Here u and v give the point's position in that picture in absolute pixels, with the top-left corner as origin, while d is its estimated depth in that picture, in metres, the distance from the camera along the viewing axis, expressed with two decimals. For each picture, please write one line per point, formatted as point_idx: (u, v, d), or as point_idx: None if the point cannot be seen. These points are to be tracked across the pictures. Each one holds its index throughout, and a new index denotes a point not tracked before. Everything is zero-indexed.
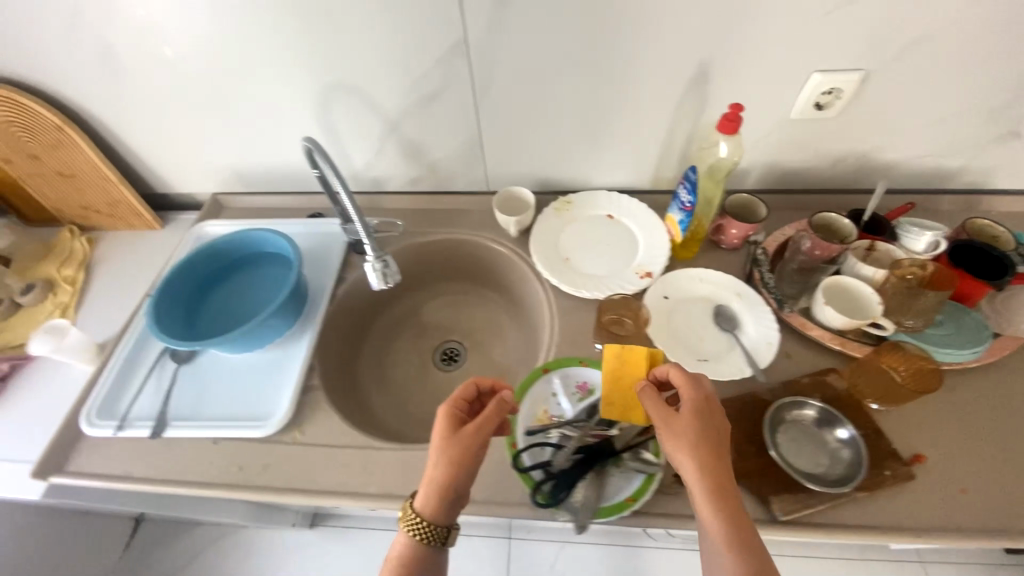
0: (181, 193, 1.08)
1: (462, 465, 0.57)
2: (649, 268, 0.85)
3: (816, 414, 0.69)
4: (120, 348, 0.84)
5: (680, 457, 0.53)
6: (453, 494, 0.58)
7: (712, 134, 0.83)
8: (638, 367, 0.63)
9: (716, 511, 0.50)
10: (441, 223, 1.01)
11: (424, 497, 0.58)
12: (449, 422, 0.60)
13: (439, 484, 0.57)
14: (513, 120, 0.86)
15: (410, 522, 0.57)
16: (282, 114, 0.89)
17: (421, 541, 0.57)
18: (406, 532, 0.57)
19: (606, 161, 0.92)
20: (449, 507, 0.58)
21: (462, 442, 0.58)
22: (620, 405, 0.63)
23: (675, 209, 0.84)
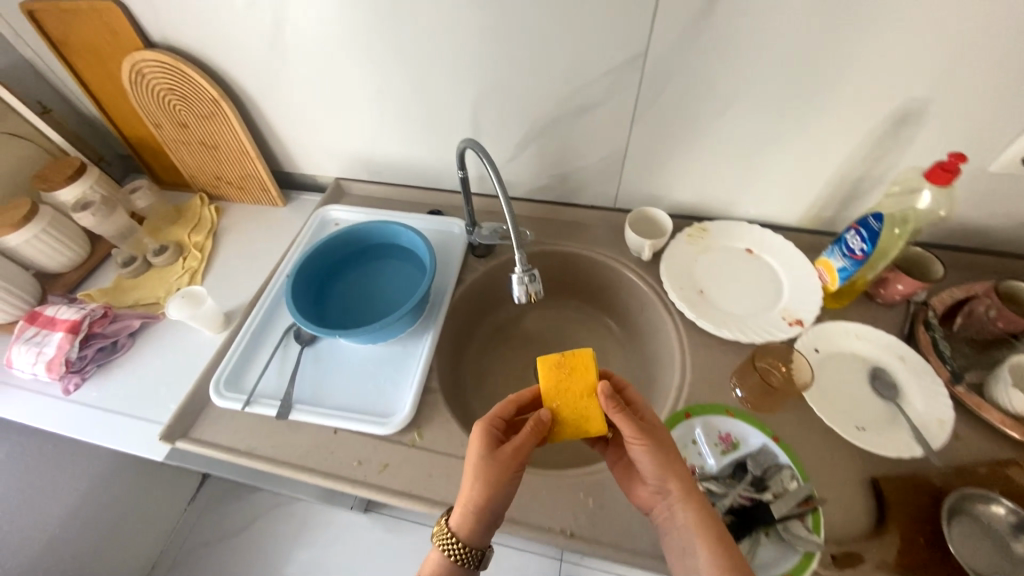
0: (306, 173, 1.10)
1: (499, 487, 0.57)
2: (800, 316, 0.78)
3: (1004, 513, 0.60)
4: (249, 322, 0.86)
5: (650, 460, 0.57)
6: (489, 516, 0.57)
7: (904, 181, 0.75)
8: (584, 373, 0.59)
9: (694, 513, 0.55)
10: (563, 235, 0.97)
11: (459, 517, 0.57)
12: (483, 444, 0.58)
13: (477, 507, 0.57)
14: (668, 141, 0.81)
15: (444, 541, 0.57)
16: (427, 110, 0.88)
17: (456, 560, 0.57)
18: (441, 552, 0.57)
19: (756, 193, 0.86)
20: (485, 529, 0.58)
21: (500, 466, 0.57)
22: (575, 420, 0.58)
23: (837, 255, 0.77)
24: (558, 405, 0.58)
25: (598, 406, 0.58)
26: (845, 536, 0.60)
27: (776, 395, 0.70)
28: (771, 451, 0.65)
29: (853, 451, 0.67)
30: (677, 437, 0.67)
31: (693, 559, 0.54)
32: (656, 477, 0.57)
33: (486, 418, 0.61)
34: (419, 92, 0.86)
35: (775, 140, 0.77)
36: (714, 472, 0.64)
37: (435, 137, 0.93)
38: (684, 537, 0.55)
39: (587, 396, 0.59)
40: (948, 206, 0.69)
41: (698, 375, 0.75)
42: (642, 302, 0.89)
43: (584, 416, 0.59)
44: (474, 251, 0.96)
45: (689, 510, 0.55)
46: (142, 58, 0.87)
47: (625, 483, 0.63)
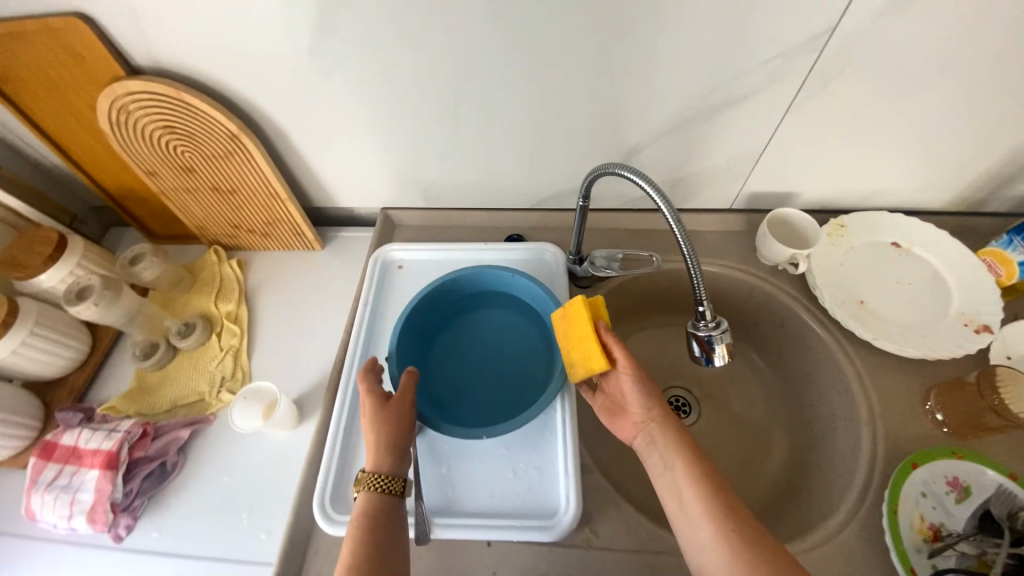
0: (346, 207, 0.90)
1: (392, 421, 0.58)
2: (984, 321, 0.69)
3: None
4: (335, 416, 0.69)
5: (635, 383, 0.58)
6: (401, 447, 0.58)
7: None
8: (578, 317, 0.62)
9: (673, 432, 0.55)
10: (673, 248, 0.84)
11: (373, 456, 0.56)
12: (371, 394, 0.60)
13: (384, 441, 0.57)
14: (817, 133, 0.68)
15: (368, 479, 0.54)
16: (517, 121, 0.71)
17: (376, 498, 0.54)
18: (365, 490, 0.54)
19: (905, 179, 0.75)
20: (400, 462, 0.57)
21: (393, 406, 0.59)
22: (579, 361, 0.61)
23: (1018, 247, 0.69)
24: (568, 351, 0.63)
25: (592, 341, 0.59)
26: None
27: (998, 428, 0.61)
28: (1012, 492, 0.57)
29: None
30: (907, 493, 0.58)
31: (675, 476, 0.53)
32: (642, 401, 0.58)
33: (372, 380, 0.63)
34: (509, 100, 0.68)
35: (951, 121, 0.66)
36: (960, 529, 0.56)
37: (520, 151, 0.76)
38: (665, 456, 0.55)
39: (582, 335, 0.61)
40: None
41: (887, 405, 0.66)
42: (786, 318, 0.77)
43: (587, 357, 0.60)
44: (576, 282, 0.81)
45: (669, 433, 0.55)
46: (127, 89, 0.65)
47: (607, 421, 0.62)
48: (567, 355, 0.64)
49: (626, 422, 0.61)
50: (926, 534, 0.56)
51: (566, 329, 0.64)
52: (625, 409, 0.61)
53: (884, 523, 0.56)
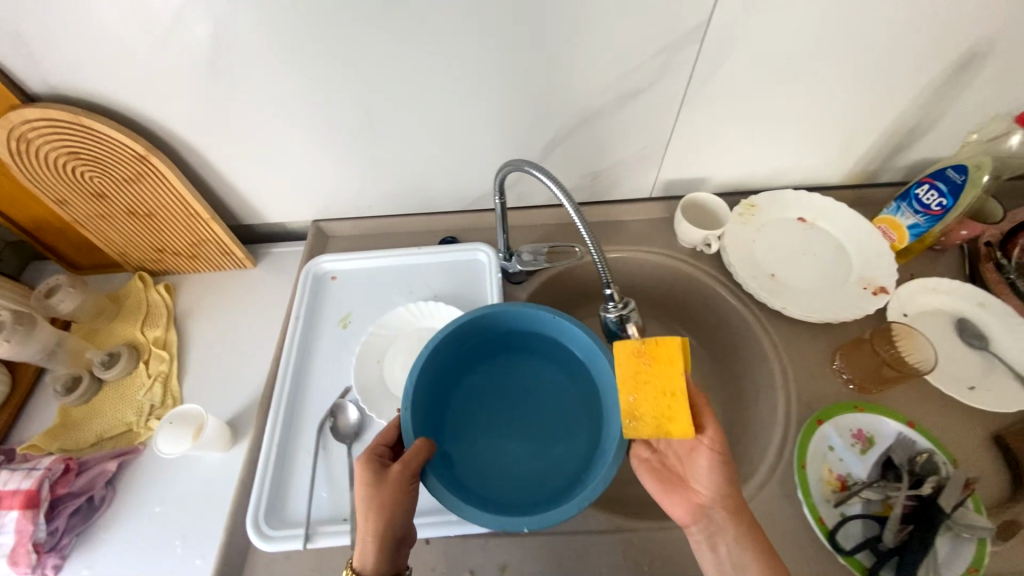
0: (276, 222, 0.90)
1: (391, 511, 0.54)
2: (881, 283, 0.74)
3: None
4: (269, 432, 0.68)
5: (713, 461, 0.57)
6: (392, 537, 0.54)
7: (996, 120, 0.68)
8: (667, 365, 0.57)
9: (744, 526, 0.55)
10: (601, 238, 0.87)
11: (363, 545, 0.54)
12: (367, 473, 0.55)
13: (378, 531, 0.53)
14: (716, 120, 0.72)
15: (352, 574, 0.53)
16: (434, 125, 0.73)
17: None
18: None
19: (804, 157, 0.80)
20: (390, 555, 0.54)
21: (394, 495, 0.54)
22: (653, 416, 0.57)
23: (904, 212, 0.74)
24: (636, 398, 0.58)
25: (683, 402, 0.56)
26: (996, 505, 0.60)
27: (895, 380, 0.65)
28: (908, 439, 0.62)
29: (971, 414, 0.66)
30: (816, 448, 0.62)
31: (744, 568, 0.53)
32: (715, 486, 0.56)
33: (369, 449, 0.58)
34: (426, 109, 0.70)
35: (834, 101, 0.71)
36: (864, 478, 0.60)
37: (442, 156, 0.78)
38: (733, 554, 0.54)
39: (670, 392, 0.57)
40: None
41: (800, 369, 0.70)
42: (709, 297, 0.81)
43: (666, 414, 0.56)
44: (509, 278, 0.82)
45: (743, 530, 0.54)
46: (23, 117, 0.63)
47: (656, 490, 0.60)
48: (630, 402, 0.57)
49: (683, 499, 0.59)
50: (833, 485, 0.60)
51: (642, 372, 0.58)
52: (687, 485, 0.59)
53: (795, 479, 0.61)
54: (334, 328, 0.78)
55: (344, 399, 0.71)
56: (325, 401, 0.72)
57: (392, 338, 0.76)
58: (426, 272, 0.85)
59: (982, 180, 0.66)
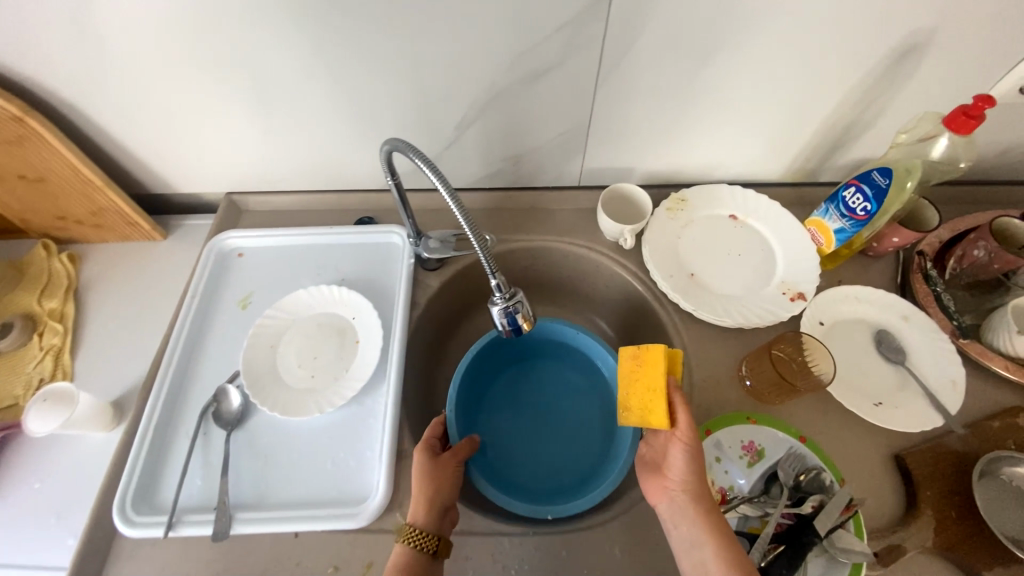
0: (188, 193, 0.86)
1: (442, 481, 0.59)
2: (800, 289, 0.71)
3: None
4: (146, 414, 0.66)
5: (681, 447, 0.56)
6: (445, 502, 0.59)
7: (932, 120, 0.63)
8: (653, 364, 0.59)
9: (705, 508, 0.54)
10: (524, 225, 0.82)
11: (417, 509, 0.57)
12: (427, 445, 0.62)
13: (428, 495, 0.58)
14: (636, 105, 0.67)
15: (409, 534, 0.55)
16: (333, 97, 0.68)
17: (412, 553, 0.54)
18: (406, 544, 0.54)
19: (737, 150, 0.75)
20: (439, 518, 0.57)
21: (447, 467, 0.61)
22: (637, 408, 0.59)
23: (832, 215, 0.69)
24: (627, 394, 0.61)
25: (661, 398, 0.57)
26: (882, 528, 0.57)
27: (796, 392, 0.62)
28: (800, 455, 0.59)
29: (874, 431, 0.63)
30: None
31: (703, 554, 0.52)
32: (684, 471, 0.55)
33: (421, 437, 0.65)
34: (322, 79, 0.65)
35: (762, 90, 0.66)
36: (746, 493, 0.57)
37: (348, 131, 0.73)
38: (692, 533, 0.53)
39: (653, 388, 0.58)
40: (967, 155, 0.60)
41: (705, 374, 0.67)
42: (629, 293, 0.78)
43: (648, 408, 0.58)
44: (423, 264, 0.78)
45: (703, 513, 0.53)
46: None
47: (641, 480, 0.60)
48: (624, 394, 0.61)
49: (656, 482, 0.58)
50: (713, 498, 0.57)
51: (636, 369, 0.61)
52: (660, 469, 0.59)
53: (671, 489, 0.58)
54: (232, 309, 0.76)
55: (229, 383, 0.68)
56: (212, 384, 0.70)
57: (291, 323, 0.73)
58: (337, 253, 0.81)
59: (909, 186, 0.61)
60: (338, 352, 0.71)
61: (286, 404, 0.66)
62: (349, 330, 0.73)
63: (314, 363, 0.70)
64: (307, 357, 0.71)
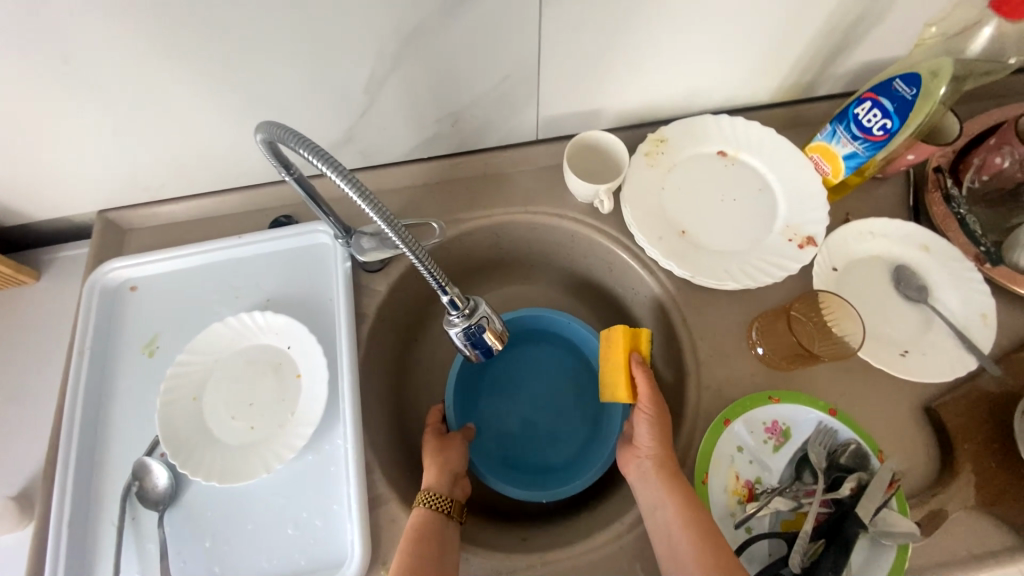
0: (49, 219, 0.67)
1: (453, 452, 0.58)
2: (808, 232, 0.60)
3: None
4: (53, 511, 0.54)
5: (644, 418, 0.51)
6: (458, 472, 0.57)
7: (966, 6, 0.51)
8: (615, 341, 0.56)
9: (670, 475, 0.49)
10: (478, 197, 0.68)
11: (432, 475, 0.55)
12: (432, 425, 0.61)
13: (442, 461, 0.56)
14: (595, 29, 0.52)
15: (426, 496, 0.51)
16: (189, 72, 0.49)
17: (430, 513, 0.50)
18: (423, 504, 0.50)
19: (721, 71, 0.61)
20: (452, 487, 0.55)
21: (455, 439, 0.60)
22: (608, 384, 0.57)
23: (841, 138, 0.58)
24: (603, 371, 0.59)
25: (620, 374, 0.54)
26: (920, 492, 0.52)
27: (815, 359, 0.54)
28: (830, 429, 0.51)
29: (902, 383, 0.56)
30: (721, 454, 0.51)
31: (667, 519, 0.47)
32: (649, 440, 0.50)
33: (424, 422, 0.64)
34: (167, 48, 0.47)
35: None
36: (777, 483, 0.51)
37: (228, 112, 0.55)
38: (656, 499, 0.48)
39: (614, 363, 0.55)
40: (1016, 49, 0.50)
41: (711, 349, 0.57)
42: (612, 261, 0.66)
43: (614, 383, 0.56)
44: (362, 266, 0.64)
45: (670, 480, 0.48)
46: None
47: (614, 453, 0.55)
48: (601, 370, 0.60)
49: (625, 452, 0.53)
50: (740, 494, 0.50)
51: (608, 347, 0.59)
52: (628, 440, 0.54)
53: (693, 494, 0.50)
54: (137, 359, 0.61)
55: (149, 456, 0.56)
56: (131, 456, 0.57)
57: (210, 367, 0.59)
58: (254, 266, 0.65)
59: (939, 92, 0.50)
60: (278, 392, 0.58)
61: (225, 467, 0.54)
62: (287, 363, 0.60)
63: (250, 412, 0.58)
64: (241, 405, 0.58)
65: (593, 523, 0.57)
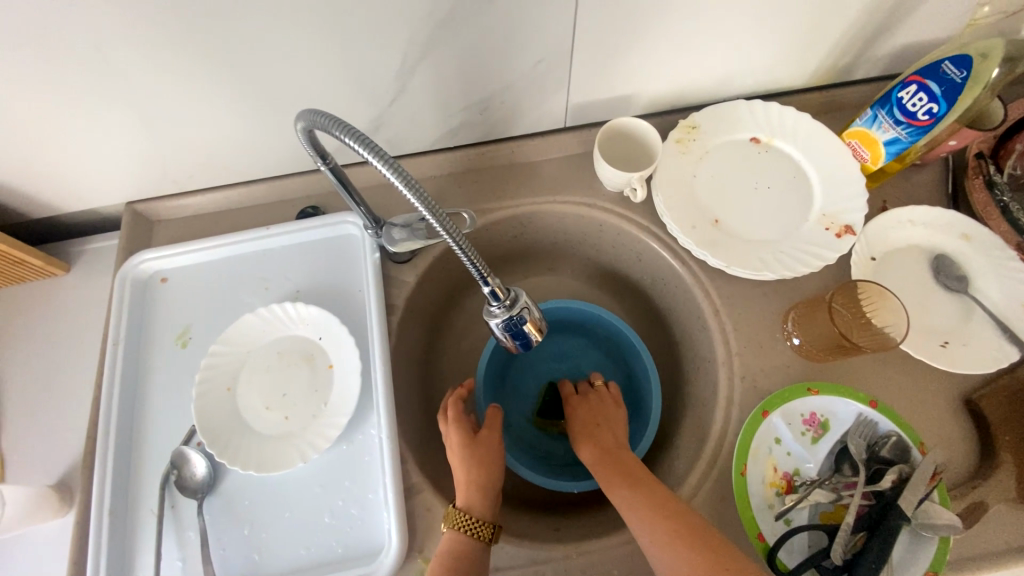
0: (78, 211, 0.67)
1: (485, 463, 0.54)
2: (846, 221, 0.59)
3: None
4: (95, 499, 0.55)
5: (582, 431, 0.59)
6: (492, 485, 0.53)
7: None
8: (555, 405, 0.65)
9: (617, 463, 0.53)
10: (506, 187, 0.67)
11: (466, 495, 0.52)
12: (459, 430, 0.57)
13: (481, 481, 0.53)
14: (631, 12, 0.50)
15: (460, 521, 0.49)
16: (220, 61, 0.49)
17: (468, 540, 0.48)
18: (458, 530, 0.48)
19: (757, 54, 0.59)
20: (489, 504, 0.51)
21: (486, 445, 0.56)
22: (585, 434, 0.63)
23: (882, 123, 0.56)
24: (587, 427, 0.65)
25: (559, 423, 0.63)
26: (959, 484, 0.51)
27: (854, 350, 0.53)
28: (870, 421, 0.51)
29: (940, 373, 0.55)
30: (759, 445, 0.51)
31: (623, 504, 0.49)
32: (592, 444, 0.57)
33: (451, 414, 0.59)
34: (198, 37, 0.46)
35: None
36: (815, 475, 0.50)
37: (257, 101, 0.55)
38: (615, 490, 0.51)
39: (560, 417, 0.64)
40: None
41: (745, 339, 0.57)
42: (642, 252, 0.66)
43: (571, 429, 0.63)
44: (391, 257, 0.63)
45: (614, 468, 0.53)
46: None
47: None
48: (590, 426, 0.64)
49: None
50: (778, 485, 0.50)
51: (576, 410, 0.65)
52: None
53: (731, 486, 0.50)
54: (170, 351, 0.62)
55: (186, 445, 0.56)
56: (167, 446, 0.58)
57: (244, 357, 0.59)
58: (282, 258, 0.65)
59: (991, 73, 0.49)
60: (311, 383, 0.59)
61: (261, 457, 0.55)
62: (319, 355, 0.60)
63: (284, 402, 0.58)
64: (274, 395, 0.58)
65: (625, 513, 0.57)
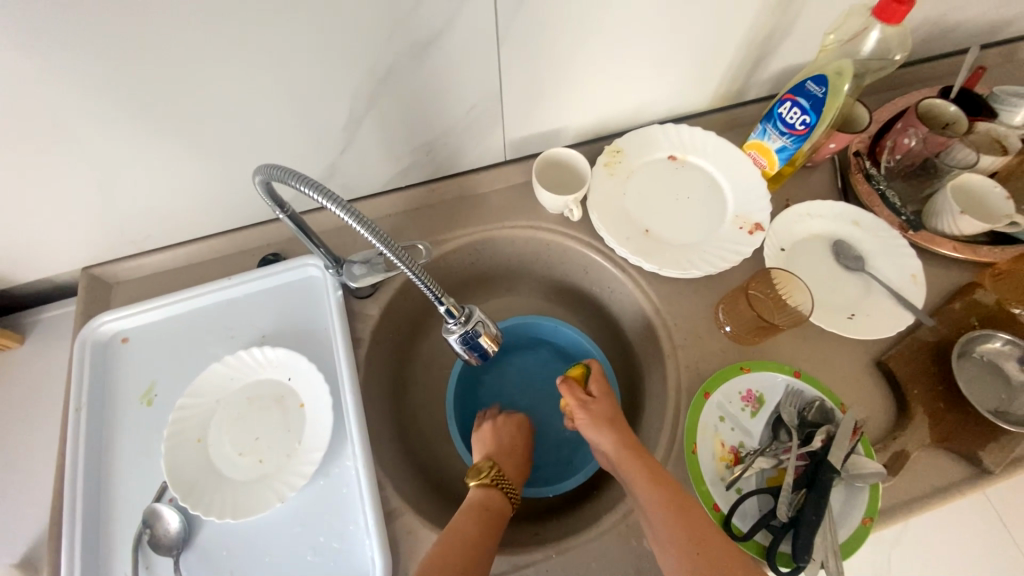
0: (31, 281, 0.68)
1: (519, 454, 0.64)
2: (756, 220, 0.67)
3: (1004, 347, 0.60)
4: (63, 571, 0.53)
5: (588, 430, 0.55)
6: (518, 468, 0.62)
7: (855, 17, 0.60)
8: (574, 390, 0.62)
9: (631, 461, 0.51)
10: (457, 219, 0.72)
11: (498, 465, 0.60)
12: (508, 422, 0.66)
13: (512, 464, 0.62)
14: (546, 60, 0.58)
15: (485, 476, 0.57)
16: (175, 129, 0.53)
17: (488, 494, 0.55)
18: (482, 482, 0.56)
19: (662, 84, 0.68)
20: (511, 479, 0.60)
21: (522, 441, 0.65)
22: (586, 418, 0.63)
23: (771, 135, 0.66)
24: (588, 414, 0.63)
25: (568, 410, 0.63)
26: (883, 436, 0.58)
27: (776, 329, 0.61)
28: (797, 390, 0.57)
29: (854, 342, 0.63)
30: (706, 424, 0.56)
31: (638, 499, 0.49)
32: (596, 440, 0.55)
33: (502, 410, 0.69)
34: (153, 110, 0.50)
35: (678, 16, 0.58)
36: (757, 445, 0.56)
37: (212, 161, 0.59)
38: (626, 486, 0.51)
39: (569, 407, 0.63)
40: (899, 47, 0.60)
41: (685, 332, 0.63)
42: (588, 264, 0.72)
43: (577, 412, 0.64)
44: (353, 293, 0.67)
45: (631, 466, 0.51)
46: None
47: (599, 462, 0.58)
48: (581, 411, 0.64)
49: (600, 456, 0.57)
50: (727, 459, 0.55)
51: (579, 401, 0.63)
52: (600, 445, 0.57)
53: (685, 465, 0.55)
54: (135, 410, 0.62)
55: (158, 502, 0.56)
56: (137, 506, 0.57)
57: (212, 406, 0.60)
58: (246, 305, 0.67)
59: (843, 89, 0.59)
60: (283, 423, 0.60)
61: (237, 504, 0.55)
62: (290, 395, 0.62)
63: (257, 445, 0.59)
64: (247, 440, 0.59)
65: (597, 509, 0.60)
